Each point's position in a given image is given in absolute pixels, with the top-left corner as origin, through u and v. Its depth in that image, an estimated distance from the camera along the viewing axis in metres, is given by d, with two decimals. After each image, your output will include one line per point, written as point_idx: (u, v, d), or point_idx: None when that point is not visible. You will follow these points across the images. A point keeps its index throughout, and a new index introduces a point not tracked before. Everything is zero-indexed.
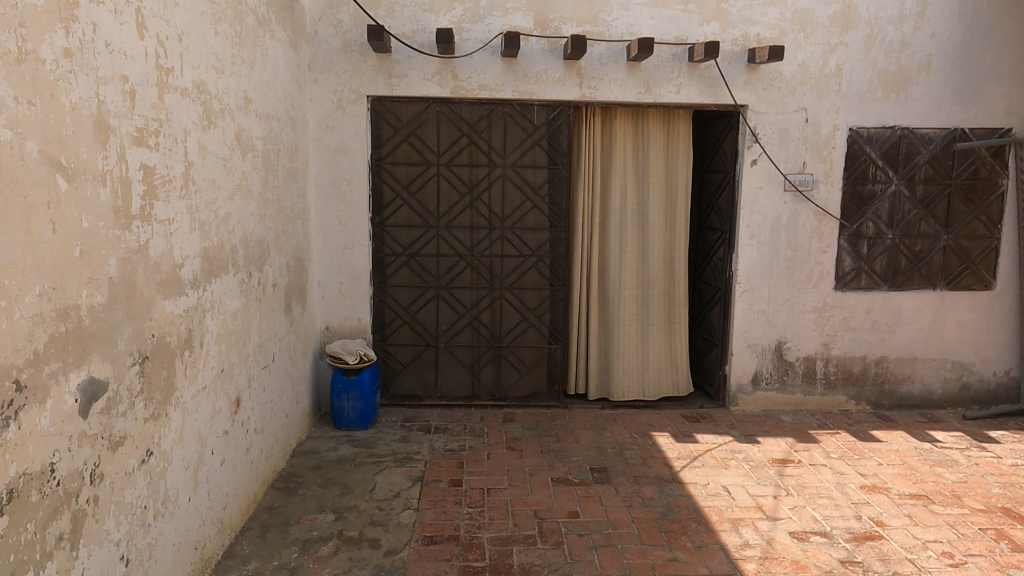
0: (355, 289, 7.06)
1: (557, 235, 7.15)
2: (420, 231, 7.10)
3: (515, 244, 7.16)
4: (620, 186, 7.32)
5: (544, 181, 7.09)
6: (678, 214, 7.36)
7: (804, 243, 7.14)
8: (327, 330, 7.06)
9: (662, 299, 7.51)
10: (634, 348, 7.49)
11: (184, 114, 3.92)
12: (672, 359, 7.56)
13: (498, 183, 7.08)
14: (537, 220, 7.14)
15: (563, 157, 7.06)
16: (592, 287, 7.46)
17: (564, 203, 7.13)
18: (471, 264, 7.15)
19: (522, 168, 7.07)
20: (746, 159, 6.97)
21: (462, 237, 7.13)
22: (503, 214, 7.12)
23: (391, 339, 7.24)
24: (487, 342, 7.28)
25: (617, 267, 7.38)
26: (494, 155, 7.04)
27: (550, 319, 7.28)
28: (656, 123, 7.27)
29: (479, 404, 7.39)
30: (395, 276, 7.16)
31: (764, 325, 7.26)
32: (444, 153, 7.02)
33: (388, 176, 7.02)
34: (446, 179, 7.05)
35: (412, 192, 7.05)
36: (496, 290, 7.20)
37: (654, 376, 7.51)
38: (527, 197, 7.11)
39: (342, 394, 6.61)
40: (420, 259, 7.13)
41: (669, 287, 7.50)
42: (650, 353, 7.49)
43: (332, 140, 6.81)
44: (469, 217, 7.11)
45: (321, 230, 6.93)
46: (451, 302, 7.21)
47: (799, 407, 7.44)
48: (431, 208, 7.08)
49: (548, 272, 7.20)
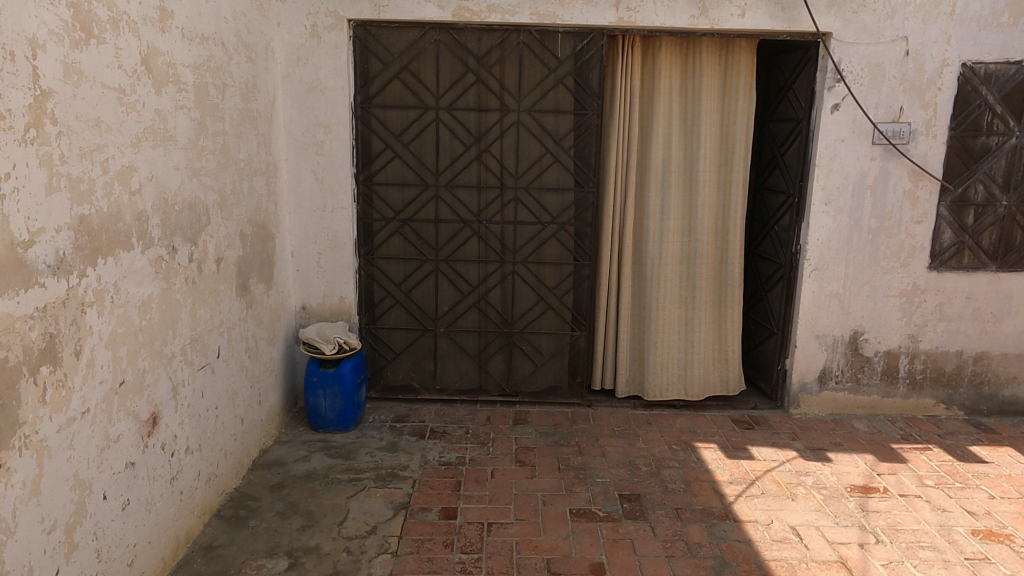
0: (336, 262, 5.83)
1: (584, 198, 5.81)
2: (416, 192, 5.80)
3: (532, 208, 5.83)
4: (663, 138, 5.91)
5: (569, 130, 5.71)
6: (734, 173, 5.97)
7: (893, 211, 5.69)
8: (303, 309, 5.87)
9: (710, 277, 6.21)
10: (675, 337, 6.27)
11: (29, 17, 2.63)
12: (720, 351, 6.37)
13: (512, 132, 5.72)
14: (559, 179, 5.79)
15: (594, 100, 5.66)
16: (626, 262, 6.15)
17: (594, 158, 5.75)
18: (478, 233, 5.85)
19: (542, 113, 5.69)
20: (826, 104, 5.50)
21: (468, 200, 5.82)
22: (518, 171, 5.77)
23: (381, 322, 6.04)
24: (496, 328, 6.03)
25: (658, 239, 6.05)
26: (507, 97, 5.66)
27: (573, 300, 6.00)
28: (712, 58, 5.80)
29: (487, 400, 6.20)
30: (386, 246, 5.90)
31: (837, 311, 5.89)
32: (445, 94, 5.66)
33: (376, 122, 5.70)
34: (448, 127, 5.70)
35: (406, 143, 5.73)
36: (509, 266, 5.92)
37: (698, 371, 6.33)
38: (547, 149, 5.74)
39: (318, 389, 5.46)
40: (416, 226, 5.85)
41: (719, 264, 6.20)
42: (695, 344, 6.28)
43: (307, 76, 5.48)
44: (477, 174, 5.78)
45: (295, 188, 5.67)
46: (453, 278, 5.94)
47: (875, 412, 6.10)
48: (430, 163, 5.76)
49: (573, 245, 5.89)
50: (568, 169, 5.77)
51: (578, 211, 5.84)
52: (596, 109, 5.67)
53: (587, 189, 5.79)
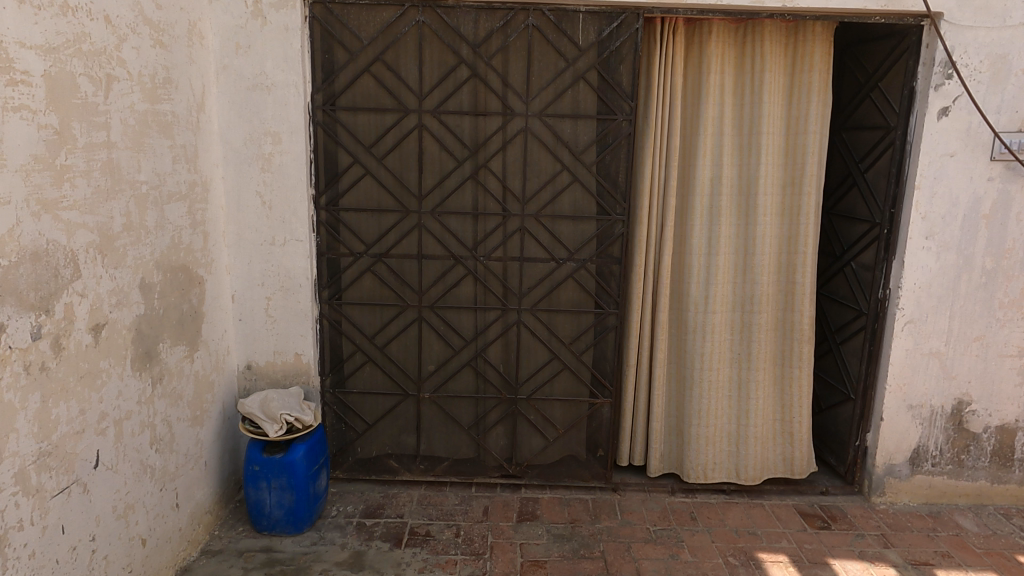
0: (290, 309, 4.51)
1: (611, 228, 4.49)
2: (394, 220, 4.49)
3: (543, 241, 4.51)
4: (712, 151, 4.68)
5: (593, 141, 4.40)
6: (804, 197, 4.82)
7: (1016, 248, 4.35)
8: (248, 369, 4.56)
9: (772, 329, 5.11)
10: (725, 399, 5.16)
11: None
12: (782, 418, 5.24)
13: (519, 142, 4.40)
14: (579, 204, 4.48)
15: (624, 101, 4.35)
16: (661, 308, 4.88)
17: (626, 176, 4.43)
18: (473, 272, 4.53)
19: (556, 118, 4.38)
20: (933, 107, 4.17)
21: (461, 231, 4.50)
22: (525, 194, 4.45)
23: (350, 385, 4.73)
24: (497, 392, 4.71)
25: (703, 277, 4.85)
26: (511, 97, 4.35)
27: (595, 357, 4.69)
28: (777, 50, 4.58)
29: (485, 482, 4.88)
30: (354, 288, 4.60)
31: (937, 375, 4.56)
32: (430, 93, 4.35)
33: (343, 130, 4.41)
34: (436, 137, 4.39)
35: (382, 157, 4.42)
36: (513, 316, 4.60)
37: (755, 449, 5.18)
38: (564, 165, 4.42)
39: (261, 481, 4.14)
40: (395, 264, 4.55)
41: (783, 310, 5.10)
42: (751, 414, 5.16)
43: (248, 69, 4.17)
44: (472, 197, 4.47)
45: (235, 216, 4.37)
46: (440, 329, 4.63)
47: (982, 503, 4.76)
48: (411, 183, 4.46)
49: (596, 288, 4.58)
50: (591, 191, 4.45)
51: (603, 245, 4.52)
52: (628, 113, 4.36)
53: (615, 217, 4.46)
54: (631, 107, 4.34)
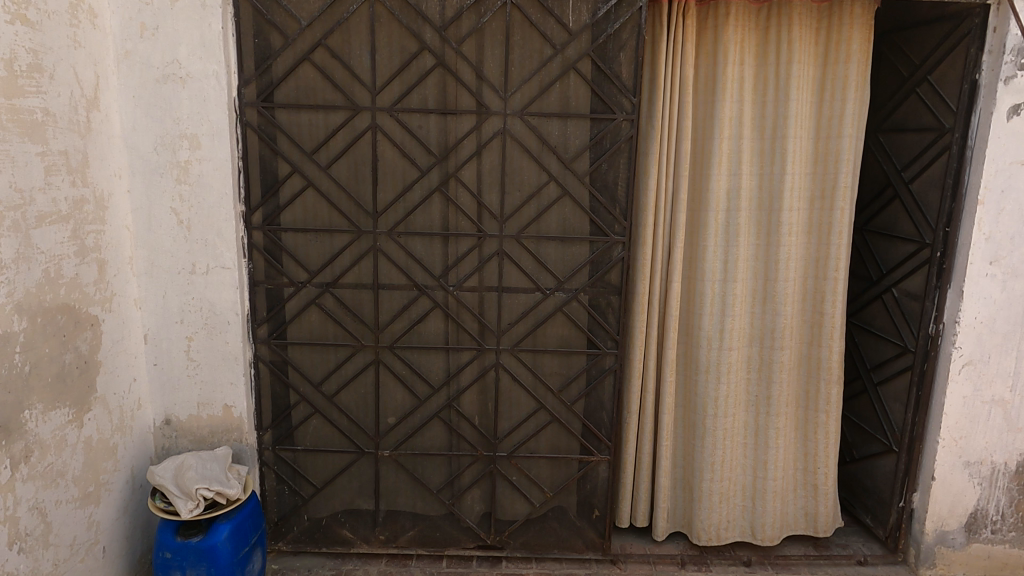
0: (217, 352, 3.70)
1: (607, 251, 3.70)
2: (344, 243, 3.67)
3: (526, 268, 3.71)
4: (729, 158, 3.92)
5: (586, 146, 3.60)
6: (836, 215, 4.10)
7: None
8: (168, 424, 3.75)
9: (794, 366, 4.42)
10: (740, 448, 4.42)
11: None
12: (805, 468, 4.49)
13: (495, 147, 3.59)
14: (570, 223, 3.68)
15: (625, 97, 3.56)
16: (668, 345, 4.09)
17: (626, 188, 3.65)
18: (442, 305, 3.73)
19: (542, 119, 3.58)
20: (1002, 104, 3.43)
21: (426, 256, 3.70)
22: (504, 210, 3.64)
23: (295, 441, 3.92)
24: (472, 449, 3.91)
25: (718, 307, 4.09)
26: (486, 92, 3.55)
27: (589, 406, 3.89)
28: (808, 36, 3.83)
29: (459, 555, 4.05)
30: (297, 325, 3.79)
31: (1001, 427, 3.80)
32: (387, 87, 3.53)
33: (281, 133, 3.59)
34: (394, 142, 3.57)
35: (328, 165, 3.60)
36: (490, 358, 3.80)
37: (775, 507, 4.42)
38: (550, 176, 3.62)
39: (174, 571, 3.30)
40: (347, 296, 3.74)
41: (808, 345, 4.40)
42: (771, 464, 4.41)
43: (156, 56, 3.35)
44: (439, 215, 3.66)
45: (145, 238, 3.54)
46: (402, 374, 3.82)
47: None
48: (365, 198, 3.64)
49: (590, 325, 3.80)
50: (584, 207, 3.65)
51: (598, 272, 3.72)
52: (629, 111, 3.57)
53: (613, 238, 3.67)
54: (633, 104, 3.56)
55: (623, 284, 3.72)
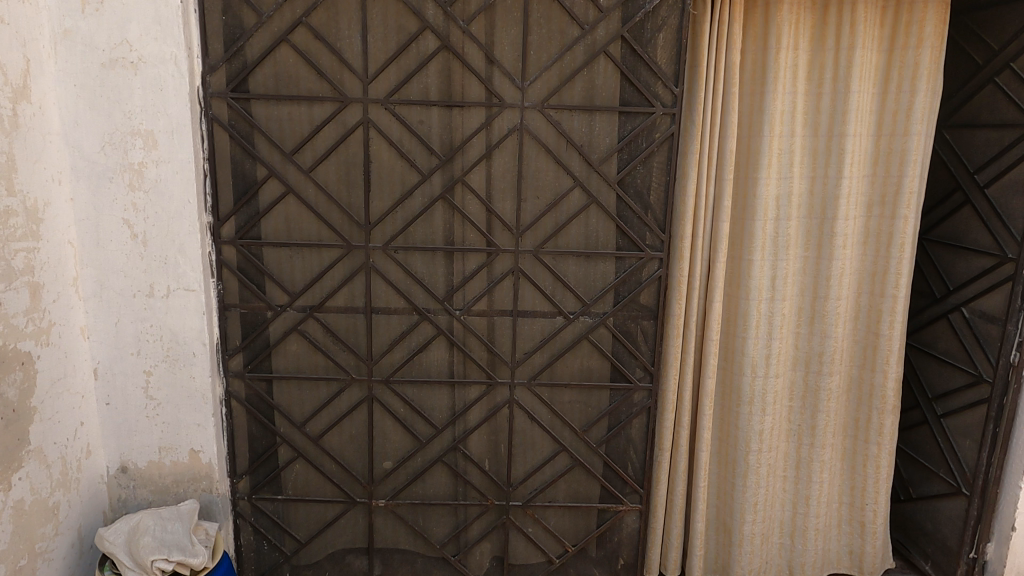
0: (180, 388, 3.13)
1: (641, 268, 3.15)
2: (331, 260, 3.11)
3: (544, 289, 3.15)
4: (779, 160, 3.40)
5: (618, 144, 3.04)
6: (898, 224, 3.56)
7: None
8: (124, 472, 3.19)
9: (843, 394, 3.89)
10: (779, 483, 3.90)
11: None
12: (852, 504, 3.98)
13: (510, 146, 3.03)
14: (596, 235, 3.12)
15: (665, 87, 3.01)
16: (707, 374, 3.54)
17: (665, 194, 3.10)
18: (447, 333, 3.18)
19: (564, 111, 3.02)
20: None
21: (428, 275, 3.14)
22: (519, 221, 3.09)
23: (275, 488, 3.37)
24: (480, 497, 3.37)
25: (763, 330, 3.56)
26: (498, 81, 2.99)
27: (616, 447, 3.35)
28: (873, 17, 3.31)
29: None
30: (277, 356, 3.24)
31: None
32: (382, 74, 2.96)
33: (255, 130, 3.02)
34: (390, 140, 3.01)
35: (311, 168, 3.02)
36: (503, 393, 3.26)
37: (814, 544, 3.97)
38: (574, 180, 3.06)
39: None
40: (335, 322, 3.18)
41: (859, 370, 3.87)
42: (815, 502, 3.92)
43: (102, 35, 2.77)
44: (444, 227, 3.10)
45: (92, 254, 2.96)
46: (400, 412, 3.28)
47: None
48: (355, 207, 3.07)
49: (620, 354, 3.25)
50: (614, 217, 3.09)
51: (630, 293, 3.17)
52: (669, 104, 3.02)
53: (648, 253, 3.12)
54: (674, 96, 3.01)
55: (659, 307, 3.17)
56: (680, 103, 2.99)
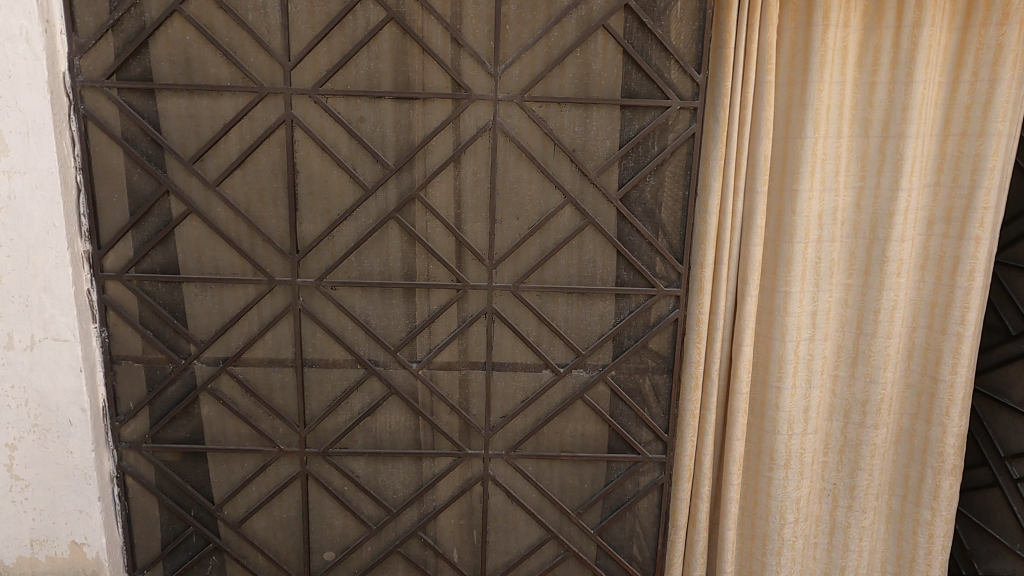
0: (53, 465, 2.40)
1: (651, 308, 2.44)
2: (249, 300, 2.38)
3: (527, 336, 2.44)
4: (824, 167, 2.69)
5: (622, 148, 2.32)
6: (970, 245, 2.81)
7: None
8: None
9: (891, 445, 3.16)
10: (810, 553, 3.18)
11: None
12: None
13: (481, 150, 2.32)
14: (594, 265, 2.41)
15: (683, 74, 2.30)
16: (732, 433, 2.83)
17: (683, 213, 2.39)
18: (401, 391, 2.47)
19: (552, 106, 2.31)
20: None
21: (377, 318, 2.42)
22: (493, 248, 2.37)
23: None
24: None
25: (801, 378, 2.85)
26: (464, 65, 2.27)
27: (620, 531, 2.64)
28: None
29: None
30: (184, 421, 2.51)
31: None
32: (310, 55, 2.24)
33: (143, 130, 2.29)
34: (322, 143, 2.29)
35: (220, 180, 2.30)
36: (475, 466, 2.55)
37: None
38: (565, 195, 2.35)
39: None
40: (257, 379, 2.46)
41: (912, 422, 3.12)
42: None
43: None
44: (396, 256, 2.39)
45: None
46: (343, 490, 2.56)
47: None
48: (279, 230, 2.35)
49: (624, 417, 2.54)
50: (618, 243, 2.38)
51: (638, 340, 2.46)
52: (689, 96, 2.31)
53: (661, 289, 2.41)
54: (696, 85, 2.30)
55: (676, 357, 2.47)
56: (703, 94, 2.29)
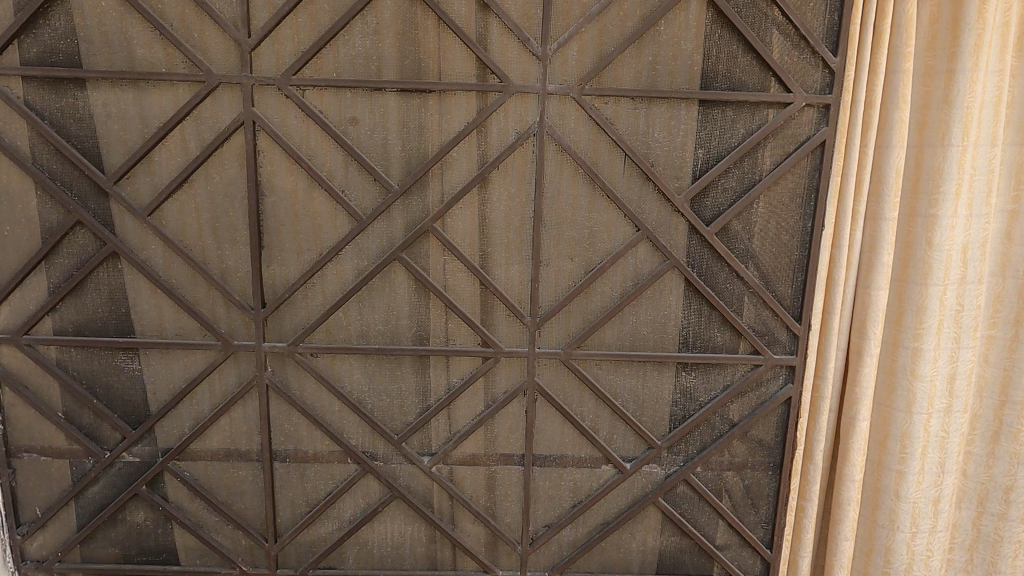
0: None
1: (754, 383, 1.76)
2: (198, 372, 1.72)
3: (581, 421, 1.77)
4: (977, 172, 1.77)
5: (722, 162, 1.64)
6: None
7: None
8: None
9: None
10: None
11: None
12: None
13: (523, 166, 1.65)
14: (675, 322, 1.74)
15: (811, 58, 1.61)
16: (836, 531, 1.99)
17: (804, 253, 1.70)
18: (407, 494, 1.80)
19: (623, 101, 1.62)
20: None
21: (374, 396, 1.76)
22: (536, 301, 1.71)
23: None
24: None
25: (931, 460, 1.95)
26: (500, 44, 1.59)
27: None
28: None
29: None
30: (111, 533, 1.83)
31: None
32: (279, 30, 1.57)
33: (42, 135, 1.61)
34: (296, 155, 1.61)
35: (153, 207, 1.63)
36: None
37: None
38: (638, 227, 1.67)
39: None
40: (211, 477, 1.79)
41: None
42: None
43: None
44: (401, 311, 1.72)
45: None
46: None
47: None
48: (239, 276, 1.69)
49: (712, 529, 1.85)
50: (710, 293, 1.70)
51: (734, 425, 1.79)
52: (818, 89, 1.63)
53: (769, 358, 1.73)
54: (828, 74, 1.62)
55: (786, 452, 1.78)
56: (839, 87, 1.61)
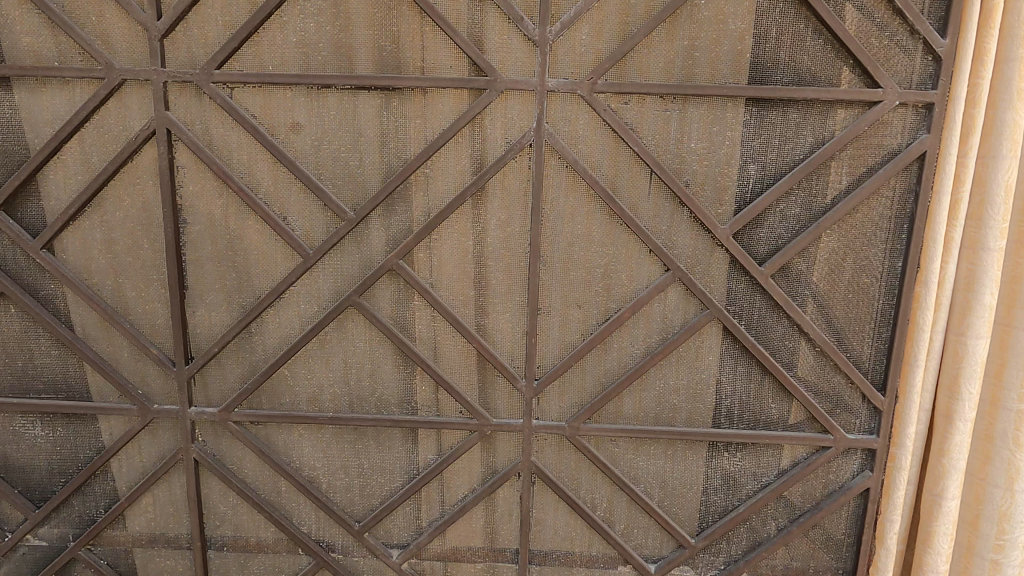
0: None
1: (819, 469, 1.34)
2: (111, 443, 1.37)
3: (591, 511, 1.38)
4: None
5: (781, 181, 1.23)
6: None
7: None
8: None
9: None
10: None
11: None
12: None
13: (516, 186, 1.26)
14: (715, 389, 1.33)
15: (908, 40, 1.18)
16: None
17: (892, 302, 1.27)
18: None
19: (649, 100, 1.22)
20: None
21: (329, 474, 1.40)
22: (534, 360, 1.32)
23: None
24: None
25: None
26: (484, 27, 1.20)
27: None
28: None
29: None
30: None
31: None
32: (198, 11, 1.20)
33: None
34: (221, 172, 1.25)
35: (48, 238, 1.29)
36: None
37: None
38: (667, 266, 1.27)
39: None
40: (134, 568, 1.45)
41: None
42: None
43: None
44: (362, 369, 1.35)
45: None
46: None
47: None
48: (160, 324, 1.34)
49: None
50: (763, 353, 1.29)
51: (791, 523, 1.37)
52: (917, 82, 1.19)
53: (841, 438, 1.32)
54: (932, 62, 1.18)
55: (860, 557, 1.36)
56: (945, 80, 1.17)
